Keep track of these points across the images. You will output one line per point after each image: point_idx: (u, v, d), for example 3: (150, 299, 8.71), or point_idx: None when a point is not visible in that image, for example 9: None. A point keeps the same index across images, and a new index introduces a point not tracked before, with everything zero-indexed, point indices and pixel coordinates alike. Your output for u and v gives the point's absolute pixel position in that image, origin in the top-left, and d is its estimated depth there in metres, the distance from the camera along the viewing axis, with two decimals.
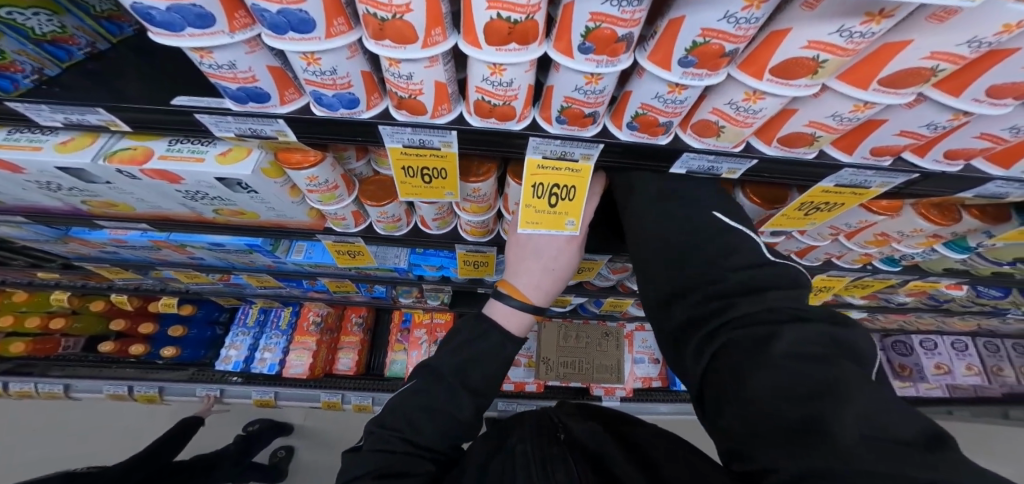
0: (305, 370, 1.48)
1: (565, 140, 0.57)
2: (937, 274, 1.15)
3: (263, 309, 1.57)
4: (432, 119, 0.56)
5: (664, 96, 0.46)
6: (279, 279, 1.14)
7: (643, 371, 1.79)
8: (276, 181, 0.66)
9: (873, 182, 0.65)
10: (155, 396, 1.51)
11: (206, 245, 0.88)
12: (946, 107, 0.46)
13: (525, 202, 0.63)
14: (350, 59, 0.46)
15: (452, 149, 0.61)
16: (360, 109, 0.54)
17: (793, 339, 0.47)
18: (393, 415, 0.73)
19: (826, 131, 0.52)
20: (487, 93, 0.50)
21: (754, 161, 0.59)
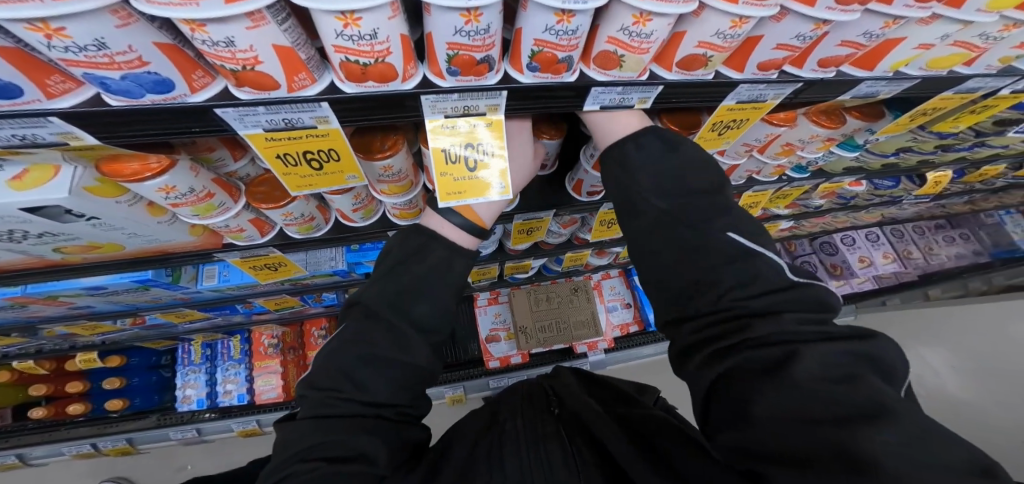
0: (279, 392, 1.42)
1: (463, 92, 0.45)
2: (838, 175, 1.13)
3: (207, 343, 1.42)
4: (293, 94, 0.40)
5: (554, 28, 0.38)
6: (203, 309, 1.03)
7: (619, 318, 1.81)
8: (118, 200, 0.51)
9: (768, 95, 0.57)
10: (129, 446, 1.42)
11: (83, 290, 0.76)
12: (808, 18, 0.41)
13: (437, 170, 0.48)
14: (123, 28, 0.29)
15: (334, 125, 0.44)
16: (179, 92, 0.38)
17: (814, 360, 0.43)
18: (325, 373, 0.59)
19: (717, 51, 0.45)
20: (350, 52, 0.36)
21: (659, 87, 0.51)
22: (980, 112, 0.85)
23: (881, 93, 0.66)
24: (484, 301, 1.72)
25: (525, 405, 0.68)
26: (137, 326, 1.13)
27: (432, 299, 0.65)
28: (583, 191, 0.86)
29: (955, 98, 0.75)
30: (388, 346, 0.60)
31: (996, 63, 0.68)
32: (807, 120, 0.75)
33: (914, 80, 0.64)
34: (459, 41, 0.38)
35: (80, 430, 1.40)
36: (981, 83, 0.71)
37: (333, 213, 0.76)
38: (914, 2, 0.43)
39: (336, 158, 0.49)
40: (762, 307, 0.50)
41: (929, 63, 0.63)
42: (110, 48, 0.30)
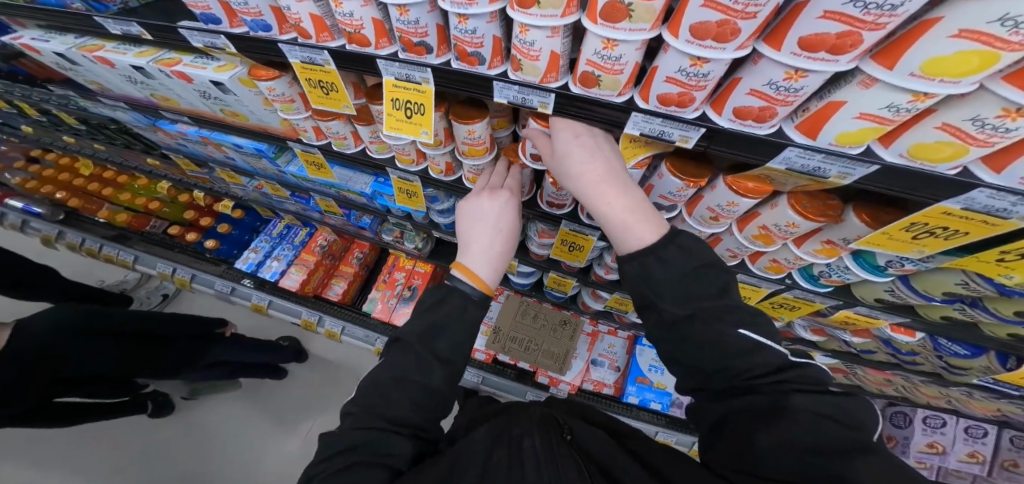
0: (297, 283, 1.77)
1: (403, 63, 0.65)
2: (867, 305, 0.95)
3: (288, 225, 1.93)
4: (318, 42, 0.67)
5: (459, 27, 0.57)
6: (291, 191, 1.47)
7: (598, 375, 1.78)
8: (252, 91, 0.90)
9: (673, 135, 0.64)
10: (187, 280, 2.00)
11: (232, 145, 1.20)
12: (681, 52, 0.49)
13: (388, 112, 0.75)
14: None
15: (331, 67, 0.71)
16: (274, 33, 0.71)
17: (801, 404, 0.58)
18: (366, 393, 0.73)
19: (603, 71, 0.56)
20: (344, 23, 0.62)
21: (552, 95, 0.64)
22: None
23: (833, 173, 0.60)
24: None
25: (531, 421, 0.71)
26: (253, 191, 1.66)
27: (455, 337, 0.77)
28: (545, 199, 1.00)
29: (976, 220, 0.57)
30: (416, 373, 0.73)
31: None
32: (788, 202, 0.75)
33: (872, 166, 0.56)
34: (402, 27, 0.60)
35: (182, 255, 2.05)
36: (1005, 205, 0.53)
37: (364, 143, 1.04)
38: (801, 51, 0.43)
39: (334, 90, 0.76)
40: (763, 371, 0.62)
41: (911, 150, 0.53)
42: (248, 5, 0.66)
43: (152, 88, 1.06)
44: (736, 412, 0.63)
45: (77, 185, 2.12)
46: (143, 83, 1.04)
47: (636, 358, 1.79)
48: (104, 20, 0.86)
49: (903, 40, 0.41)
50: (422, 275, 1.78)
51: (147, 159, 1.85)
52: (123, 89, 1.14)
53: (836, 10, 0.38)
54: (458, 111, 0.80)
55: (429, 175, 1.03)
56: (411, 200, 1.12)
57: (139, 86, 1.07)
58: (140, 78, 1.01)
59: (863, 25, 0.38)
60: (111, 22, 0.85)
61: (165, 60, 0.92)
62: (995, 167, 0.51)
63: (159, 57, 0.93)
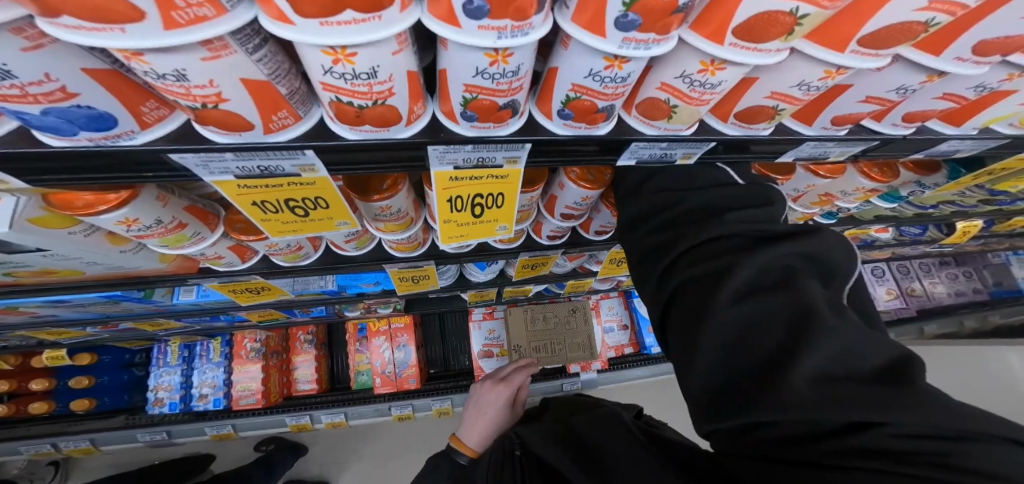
0: (258, 399, 1.39)
1: (480, 144, 0.36)
2: (868, 222, 1.03)
3: (185, 344, 1.39)
4: (268, 137, 0.30)
5: (601, 74, 0.30)
6: (177, 319, 0.99)
7: (614, 340, 1.82)
8: (70, 231, 0.42)
9: (832, 152, 0.49)
10: (90, 448, 1.38)
11: (41, 303, 0.69)
12: (921, 68, 0.33)
13: (441, 217, 0.44)
14: (31, 52, 0.20)
15: (322, 173, 0.35)
16: (125, 130, 0.28)
17: (748, 270, 0.38)
18: None
19: (791, 103, 0.37)
20: (342, 92, 0.27)
21: (713, 144, 0.43)
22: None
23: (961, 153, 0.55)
24: (478, 316, 1.69)
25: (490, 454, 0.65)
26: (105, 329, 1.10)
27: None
28: (590, 230, 0.75)
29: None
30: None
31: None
32: (857, 171, 0.65)
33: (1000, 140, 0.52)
34: (479, 83, 0.29)
35: (42, 428, 1.36)
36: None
37: (324, 240, 0.68)
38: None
39: (324, 205, 0.40)
40: (703, 218, 0.44)
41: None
42: (18, 77, 0.21)
43: None
44: (672, 289, 0.43)
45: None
46: None
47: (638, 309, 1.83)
48: None
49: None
50: (407, 329, 1.49)
51: None
52: None
53: None
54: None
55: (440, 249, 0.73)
56: (420, 284, 0.83)
57: None
58: None
59: None
60: None
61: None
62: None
63: None
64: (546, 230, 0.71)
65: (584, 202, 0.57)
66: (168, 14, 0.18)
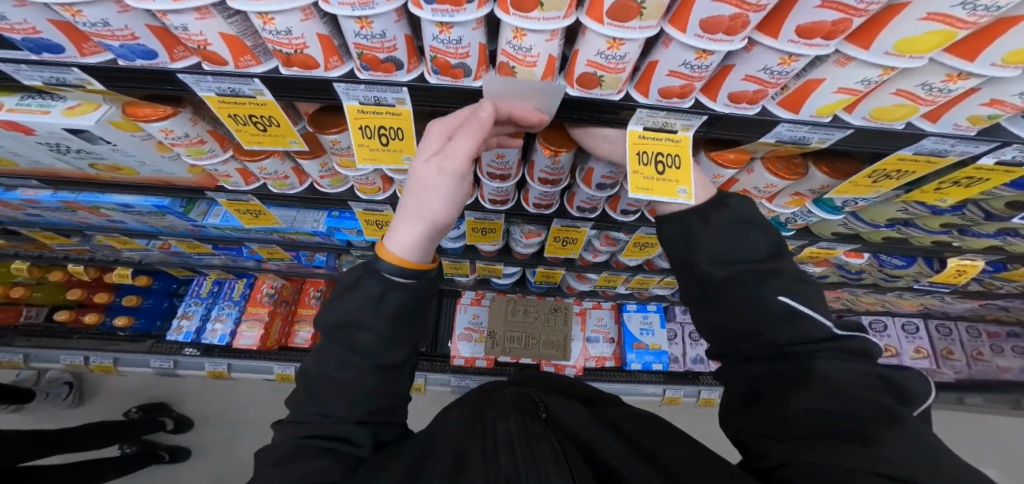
0: (255, 341, 1.59)
1: (371, 85, 0.53)
2: (826, 239, 1.11)
3: (218, 281, 1.68)
4: (240, 70, 0.50)
5: (440, 37, 0.46)
6: (212, 245, 1.26)
7: (596, 351, 1.85)
8: (133, 134, 0.65)
9: (675, 125, 0.60)
10: (107, 367, 1.65)
11: (117, 205, 0.95)
12: (686, 45, 0.44)
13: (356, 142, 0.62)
14: (122, 13, 0.40)
15: (269, 97, 0.54)
16: (163, 60, 0.49)
17: (834, 377, 0.51)
18: (314, 379, 0.58)
19: (605, 72, 0.50)
20: (274, 43, 0.45)
21: (556, 103, 0.57)
22: (962, 183, 0.77)
23: (814, 140, 0.62)
24: (467, 300, 1.83)
25: (511, 405, 0.63)
26: (163, 248, 1.39)
27: (375, 326, 0.58)
28: (531, 202, 0.94)
29: (922, 159, 0.68)
30: (345, 368, 0.57)
31: (966, 124, 0.58)
32: (764, 167, 0.76)
33: (845, 130, 0.59)
34: (362, 42, 0.46)
35: (86, 341, 1.64)
36: (946, 146, 0.63)
37: (309, 177, 0.89)
38: (798, 38, 0.42)
39: (276, 124, 0.60)
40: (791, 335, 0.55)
41: (873, 113, 0.57)
42: (111, 26, 0.41)
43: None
44: (772, 379, 0.55)
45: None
46: None
47: (626, 324, 1.87)
48: None
49: (872, 23, 0.42)
50: None
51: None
52: None
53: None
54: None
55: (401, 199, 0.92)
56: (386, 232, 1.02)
57: None
58: None
59: (855, 11, 0.37)
60: None
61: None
62: (967, 55, 0.44)
63: None
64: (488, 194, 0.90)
65: (500, 160, 0.75)
66: None
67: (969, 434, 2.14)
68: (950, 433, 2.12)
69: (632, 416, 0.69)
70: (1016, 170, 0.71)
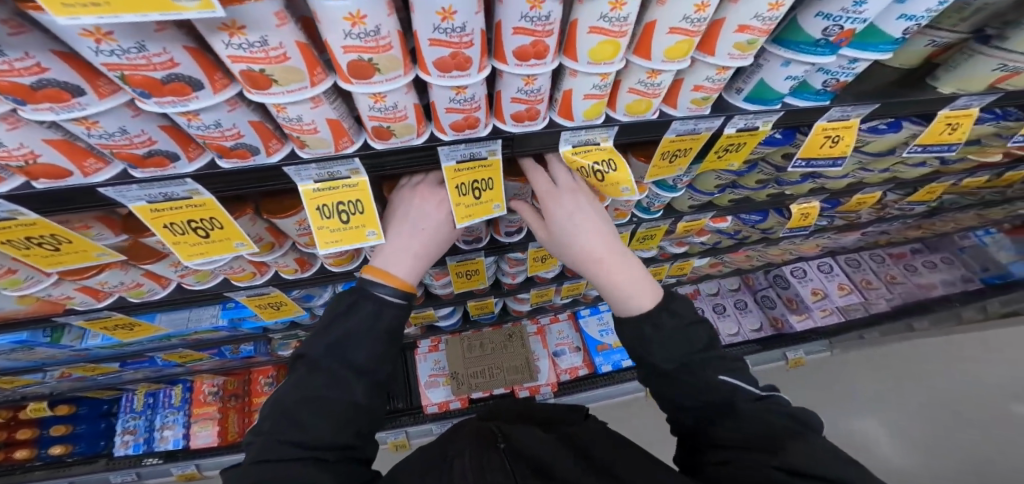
0: (213, 438, 1.56)
1: (320, 162, 0.69)
2: (686, 212, 1.37)
3: (151, 392, 1.60)
4: (191, 161, 0.64)
5: (375, 107, 0.59)
6: (148, 340, 1.25)
7: (567, 363, 1.94)
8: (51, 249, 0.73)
9: (482, 151, 0.78)
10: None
11: None
12: (586, 71, 0.64)
13: (316, 225, 0.74)
14: (12, 131, 0.49)
15: (205, 196, 0.70)
16: (78, 175, 0.61)
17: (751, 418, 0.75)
18: (291, 411, 0.73)
19: (528, 102, 0.68)
20: (207, 136, 0.57)
21: (424, 143, 0.72)
22: (732, 151, 1.00)
23: (599, 139, 0.82)
24: (425, 349, 1.86)
25: (472, 439, 0.78)
26: (93, 360, 1.32)
27: (370, 344, 0.80)
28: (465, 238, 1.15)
29: (686, 139, 0.90)
30: (332, 388, 0.75)
31: (694, 106, 0.80)
32: None
33: (613, 126, 0.79)
34: (286, 123, 0.59)
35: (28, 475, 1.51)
36: (693, 126, 0.85)
37: (267, 267, 1.10)
38: (592, 62, 0.62)
39: (218, 224, 0.77)
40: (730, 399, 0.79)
41: (693, 104, 0.79)
42: (9, 146, 0.51)
43: None
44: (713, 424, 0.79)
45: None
46: None
47: (585, 330, 1.98)
48: None
49: (645, 37, 0.62)
50: None
51: None
52: None
53: (598, 27, 0.56)
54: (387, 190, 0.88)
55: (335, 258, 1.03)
56: (280, 310, 1.26)
57: None
58: None
59: (614, 33, 0.57)
60: None
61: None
62: (709, 50, 0.67)
63: None
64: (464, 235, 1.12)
65: None
66: (99, 90, 0.47)
67: (906, 354, 2.42)
68: (885, 356, 2.43)
69: (599, 435, 0.86)
70: (758, 132, 0.94)
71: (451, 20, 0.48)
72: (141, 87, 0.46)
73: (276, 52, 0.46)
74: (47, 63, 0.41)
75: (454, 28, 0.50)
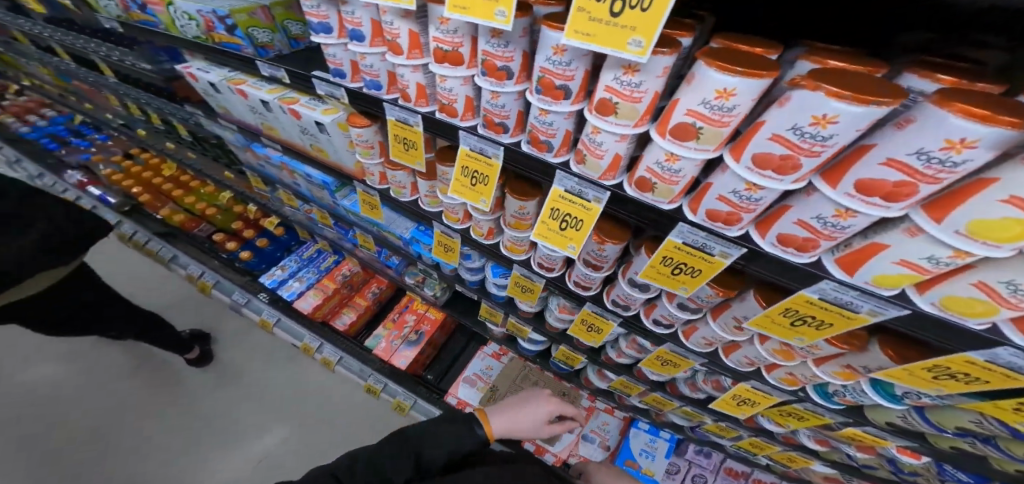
0: (310, 306, 2.00)
1: (482, 138, 0.85)
2: (878, 427, 0.97)
3: (318, 250, 2.17)
4: (415, 106, 0.90)
5: (538, 118, 0.73)
6: (334, 221, 1.75)
7: (585, 451, 1.83)
8: (343, 133, 1.15)
9: (586, 193, 0.79)
10: (209, 285, 2.22)
11: (304, 173, 1.46)
12: (740, 175, 0.58)
13: (455, 178, 0.99)
14: (382, 61, 0.86)
15: (418, 128, 0.93)
16: (348, 82, 0.96)
17: None
18: (362, 461, 0.96)
19: (659, 179, 0.67)
20: (445, 95, 0.82)
21: (558, 172, 0.80)
22: (815, 325, 0.73)
23: (817, 295, 0.67)
24: (488, 351, 2.06)
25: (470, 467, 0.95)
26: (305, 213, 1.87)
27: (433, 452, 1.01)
28: (538, 264, 1.19)
29: (692, 253, 0.76)
30: (390, 460, 0.98)
31: (944, 305, 0.58)
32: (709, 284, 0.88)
33: (830, 280, 0.63)
34: (491, 108, 0.78)
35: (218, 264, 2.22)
36: (911, 330, 0.64)
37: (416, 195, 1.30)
38: (754, 167, 0.56)
39: (411, 146, 0.99)
40: None
41: (875, 279, 0.60)
42: (374, 67, 0.87)
43: (264, 118, 1.27)
44: None
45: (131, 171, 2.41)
46: (260, 113, 1.25)
47: (628, 440, 1.85)
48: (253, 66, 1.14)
49: (840, 166, 0.51)
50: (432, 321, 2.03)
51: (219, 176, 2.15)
52: (241, 116, 1.34)
53: (780, 136, 0.51)
54: (514, 188, 1.00)
55: (469, 233, 1.26)
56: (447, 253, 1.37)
57: (255, 115, 1.28)
58: (260, 110, 1.23)
59: (712, 121, 0.55)
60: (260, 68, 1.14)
61: (272, 90, 1.17)
62: (848, 270, 0.62)
63: (281, 94, 1.16)
64: (540, 259, 1.17)
65: (521, 211, 1.03)
66: (407, 52, 0.79)
67: None
68: None
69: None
70: (856, 317, 0.65)
71: (631, 76, 0.57)
72: (446, 59, 0.75)
73: (509, 55, 0.68)
74: (400, 32, 0.76)
75: (630, 82, 0.58)
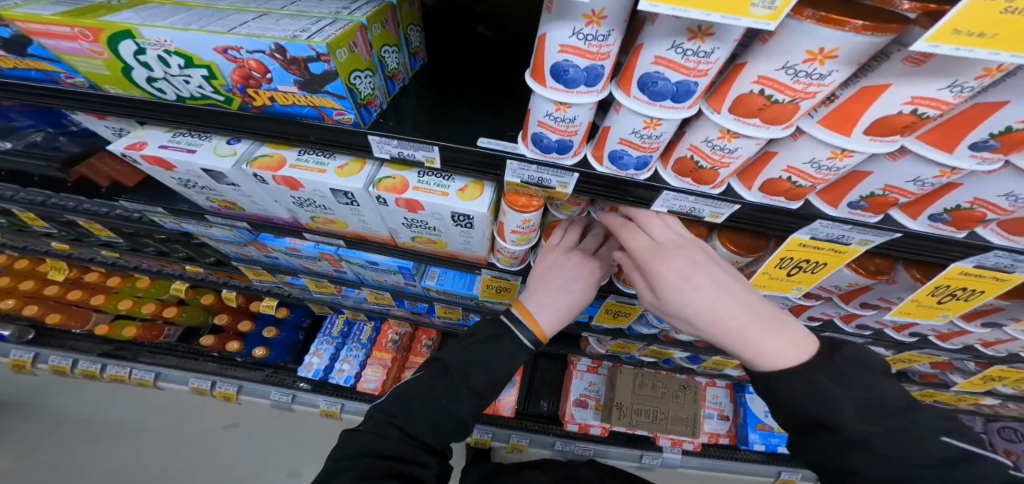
0: (378, 386, 1.51)
1: (851, 225, 0.61)
2: None
3: (347, 321, 1.63)
4: (710, 190, 0.58)
5: (1015, 196, 0.50)
6: (396, 298, 1.25)
7: (711, 427, 1.68)
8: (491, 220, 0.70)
9: (1017, 267, 0.65)
10: (232, 394, 1.57)
11: (364, 261, 0.98)
12: None
13: (766, 270, 0.76)
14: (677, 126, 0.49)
15: (718, 218, 0.64)
16: (568, 155, 0.55)
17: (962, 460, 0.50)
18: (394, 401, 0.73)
19: None
20: (811, 174, 0.52)
21: (980, 249, 0.61)
22: None
23: None
24: (583, 366, 1.71)
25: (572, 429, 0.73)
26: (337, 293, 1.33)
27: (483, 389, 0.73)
28: None
29: None
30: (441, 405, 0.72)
31: None
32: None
33: None
34: (901, 187, 0.53)
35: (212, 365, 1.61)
36: None
37: None
38: None
39: None
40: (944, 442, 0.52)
41: None
42: (659, 138, 0.49)
43: (320, 210, 0.77)
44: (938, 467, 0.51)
45: (13, 273, 1.75)
46: (319, 207, 0.75)
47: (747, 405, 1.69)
48: (375, 140, 0.60)
49: None
50: None
51: (171, 264, 1.46)
52: (266, 209, 0.82)
53: None
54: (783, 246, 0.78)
55: None
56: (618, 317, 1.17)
57: (302, 209, 0.78)
58: (322, 204, 0.73)
59: None
60: (390, 144, 0.60)
61: (346, 168, 0.66)
62: None
63: (373, 176, 0.65)
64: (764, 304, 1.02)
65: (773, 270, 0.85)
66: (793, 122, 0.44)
67: None
68: None
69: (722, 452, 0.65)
70: None
71: None
72: (1001, 141, 0.42)
73: None
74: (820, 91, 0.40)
75: None
